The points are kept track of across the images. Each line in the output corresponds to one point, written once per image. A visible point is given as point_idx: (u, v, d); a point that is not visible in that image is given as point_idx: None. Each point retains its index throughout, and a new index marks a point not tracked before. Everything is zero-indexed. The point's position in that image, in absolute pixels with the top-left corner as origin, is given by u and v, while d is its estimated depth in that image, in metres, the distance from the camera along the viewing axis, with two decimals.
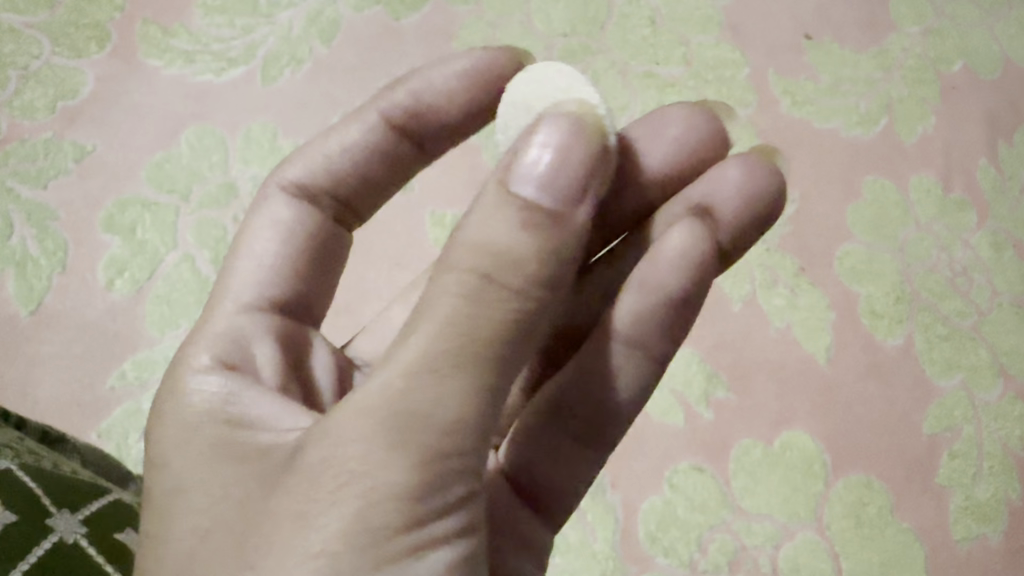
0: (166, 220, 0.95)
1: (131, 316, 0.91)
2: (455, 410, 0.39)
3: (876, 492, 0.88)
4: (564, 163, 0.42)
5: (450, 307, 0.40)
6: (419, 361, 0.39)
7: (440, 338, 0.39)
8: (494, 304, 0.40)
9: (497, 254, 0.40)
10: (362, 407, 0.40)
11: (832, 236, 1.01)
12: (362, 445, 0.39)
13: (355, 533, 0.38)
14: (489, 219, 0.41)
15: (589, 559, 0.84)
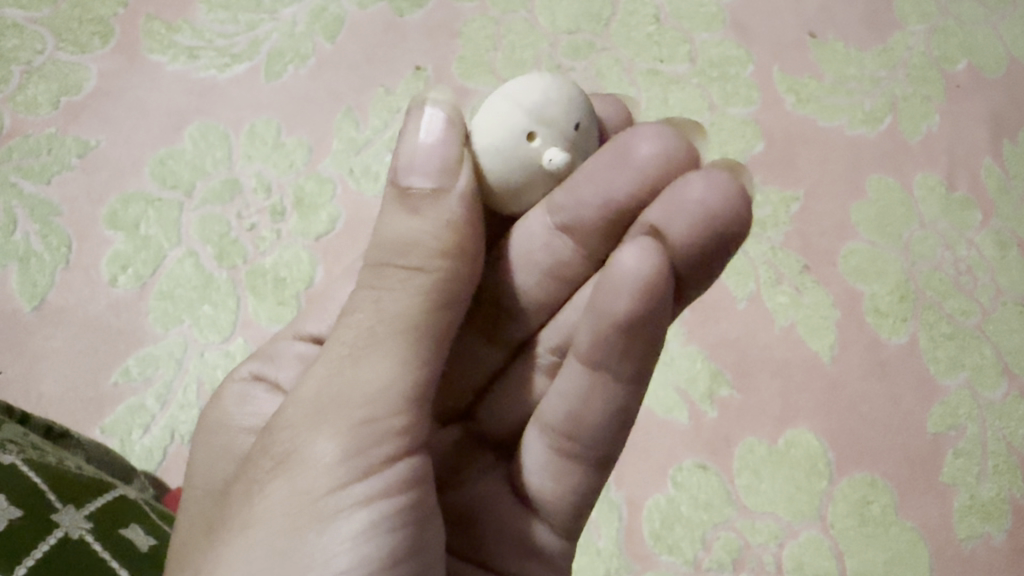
0: (170, 217, 0.95)
1: (135, 312, 0.91)
2: (368, 378, 0.46)
3: (881, 491, 0.88)
4: (442, 155, 0.50)
5: (366, 299, 0.49)
6: (342, 344, 0.48)
7: (358, 323, 0.48)
8: (399, 283, 0.48)
9: (398, 242, 0.48)
10: (299, 391, 0.48)
11: (837, 235, 1.01)
12: (295, 420, 0.47)
13: (289, 495, 0.45)
14: (390, 215, 0.50)
15: (593, 557, 0.84)
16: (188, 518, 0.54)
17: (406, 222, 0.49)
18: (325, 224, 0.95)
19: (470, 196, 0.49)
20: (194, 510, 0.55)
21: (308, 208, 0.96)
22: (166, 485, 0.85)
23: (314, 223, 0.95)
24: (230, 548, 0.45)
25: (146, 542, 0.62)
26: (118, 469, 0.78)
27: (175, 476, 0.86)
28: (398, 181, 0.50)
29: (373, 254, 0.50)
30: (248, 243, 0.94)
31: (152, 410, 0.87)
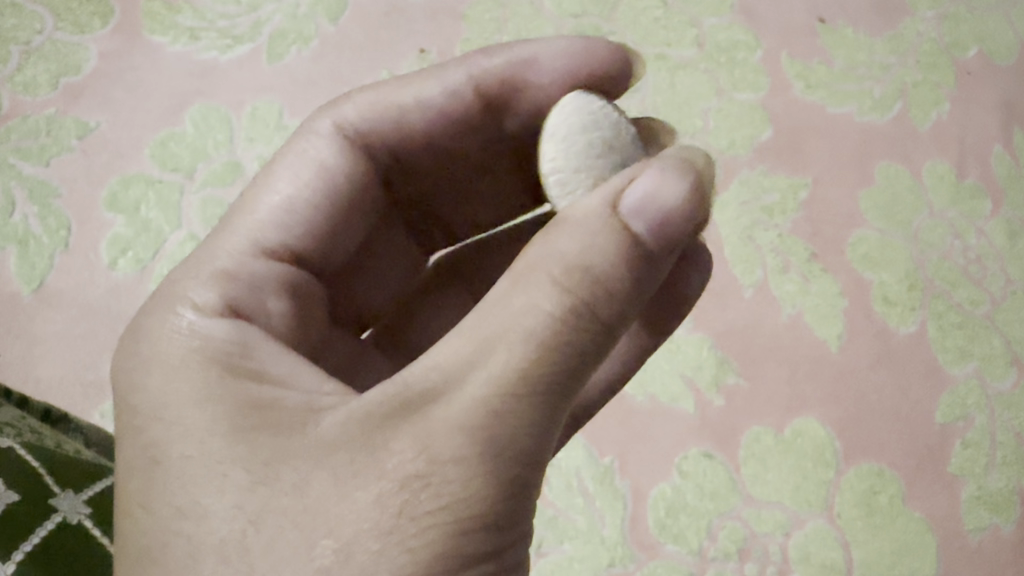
0: (171, 199, 0.94)
1: (135, 296, 0.90)
2: (542, 437, 0.42)
3: (888, 481, 0.87)
4: (671, 207, 0.44)
5: (538, 324, 0.42)
6: (516, 384, 0.41)
7: (531, 357, 0.41)
8: (585, 327, 0.42)
9: (592, 276, 0.43)
10: (451, 422, 0.41)
11: (844, 223, 1.00)
12: (458, 466, 0.40)
13: (443, 552, 0.40)
14: (581, 238, 0.44)
15: (598, 545, 0.82)
16: (188, 494, 0.44)
17: (597, 251, 0.43)
18: None
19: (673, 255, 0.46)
20: (190, 485, 0.44)
21: None
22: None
23: None
24: None
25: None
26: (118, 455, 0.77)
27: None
28: (623, 216, 0.44)
29: (540, 271, 0.43)
30: None
31: None
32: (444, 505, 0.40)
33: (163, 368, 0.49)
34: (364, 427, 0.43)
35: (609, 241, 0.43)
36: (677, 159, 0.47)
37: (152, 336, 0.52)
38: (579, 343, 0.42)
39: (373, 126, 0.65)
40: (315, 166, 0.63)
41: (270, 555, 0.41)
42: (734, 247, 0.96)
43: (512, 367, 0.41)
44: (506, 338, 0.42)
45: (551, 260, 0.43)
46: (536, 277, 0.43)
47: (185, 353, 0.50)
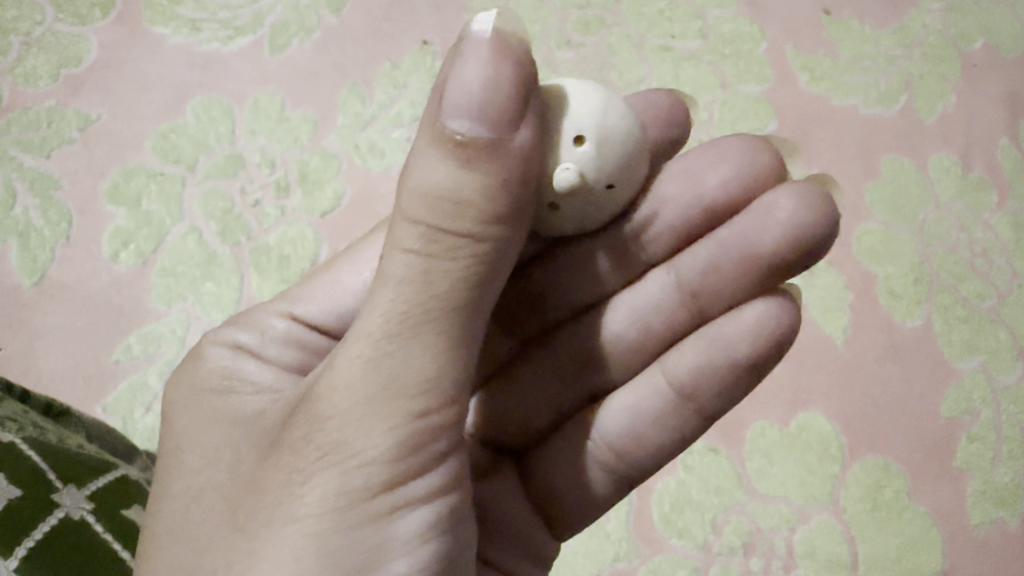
0: (172, 192, 0.93)
1: (136, 288, 0.90)
2: (429, 366, 0.43)
3: (893, 475, 0.86)
4: (495, 86, 0.43)
5: (402, 269, 0.43)
6: (381, 329, 0.43)
7: (401, 298, 0.43)
8: (449, 255, 0.43)
9: (443, 201, 0.43)
10: (332, 380, 0.44)
11: (850, 216, 0.99)
12: (335, 416, 0.43)
13: (335, 496, 0.43)
14: (426, 163, 0.43)
15: (602, 540, 0.82)
16: (170, 481, 0.52)
17: (443, 177, 0.43)
18: (330, 201, 0.94)
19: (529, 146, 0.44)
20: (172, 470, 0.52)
21: (313, 183, 0.95)
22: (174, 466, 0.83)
23: (319, 199, 0.94)
24: (271, 544, 0.43)
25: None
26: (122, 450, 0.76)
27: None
28: (443, 125, 0.43)
29: (409, 206, 0.43)
30: (252, 220, 0.92)
31: (154, 388, 0.85)
32: (327, 454, 0.43)
33: (182, 396, 0.57)
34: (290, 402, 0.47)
35: (444, 159, 0.43)
36: (507, 32, 0.44)
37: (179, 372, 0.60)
38: (454, 276, 0.43)
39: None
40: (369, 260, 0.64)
41: (205, 522, 0.47)
42: None
43: (381, 313, 0.43)
44: (378, 290, 0.44)
45: (405, 197, 0.44)
46: (401, 223, 0.44)
47: (201, 383, 0.57)
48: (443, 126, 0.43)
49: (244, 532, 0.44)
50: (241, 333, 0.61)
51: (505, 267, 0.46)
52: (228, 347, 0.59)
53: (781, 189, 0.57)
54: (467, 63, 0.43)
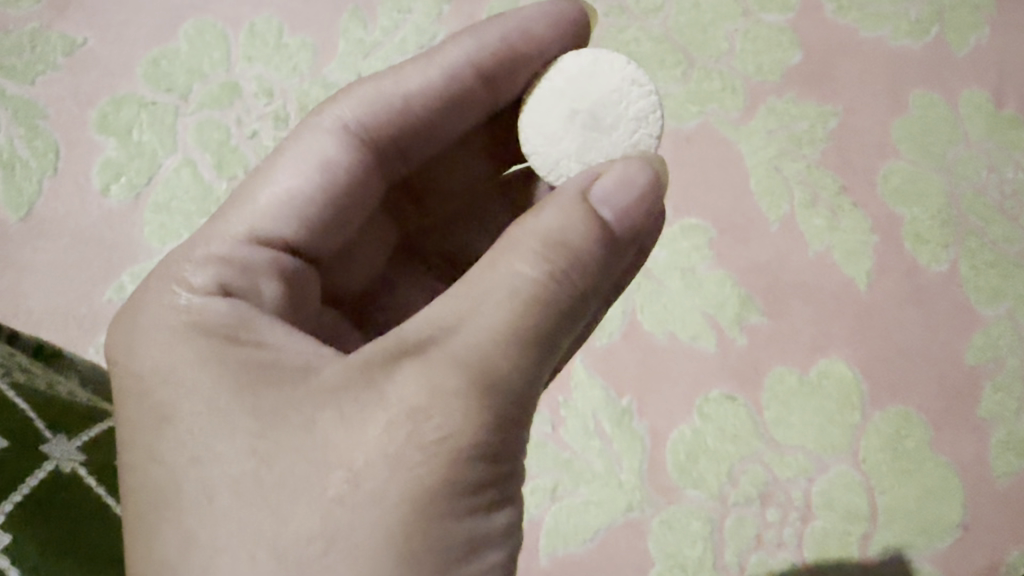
0: (165, 122, 0.88)
1: (129, 224, 0.85)
2: (525, 376, 0.46)
3: (914, 425, 0.83)
4: (640, 198, 0.52)
5: (518, 288, 0.46)
6: (499, 331, 0.45)
7: (522, 313, 0.46)
8: (564, 292, 0.47)
9: (570, 252, 0.48)
10: (443, 364, 0.45)
11: (875, 154, 0.96)
12: (451, 396, 0.44)
13: (441, 482, 0.43)
14: (562, 216, 0.49)
15: (615, 489, 0.79)
16: (196, 441, 0.45)
17: (574, 233, 0.48)
18: None
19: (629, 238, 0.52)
20: (197, 434, 0.46)
21: None
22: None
23: None
24: (374, 516, 0.42)
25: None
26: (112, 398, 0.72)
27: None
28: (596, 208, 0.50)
29: (526, 243, 0.48)
30: (249, 152, 0.88)
31: None
32: (444, 440, 0.43)
33: (159, 339, 0.50)
34: (360, 372, 0.46)
35: (582, 219, 0.49)
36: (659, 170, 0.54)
37: (148, 315, 0.51)
38: (557, 304, 0.47)
39: (379, 119, 0.62)
40: (312, 159, 0.59)
41: (287, 490, 0.43)
42: (760, 178, 0.92)
43: (495, 317, 0.46)
44: (487, 299, 0.46)
45: (530, 234, 0.48)
46: (514, 254, 0.47)
47: (181, 327, 0.50)
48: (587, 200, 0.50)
49: (342, 506, 0.43)
50: (200, 272, 0.53)
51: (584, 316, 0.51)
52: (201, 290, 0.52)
53: None
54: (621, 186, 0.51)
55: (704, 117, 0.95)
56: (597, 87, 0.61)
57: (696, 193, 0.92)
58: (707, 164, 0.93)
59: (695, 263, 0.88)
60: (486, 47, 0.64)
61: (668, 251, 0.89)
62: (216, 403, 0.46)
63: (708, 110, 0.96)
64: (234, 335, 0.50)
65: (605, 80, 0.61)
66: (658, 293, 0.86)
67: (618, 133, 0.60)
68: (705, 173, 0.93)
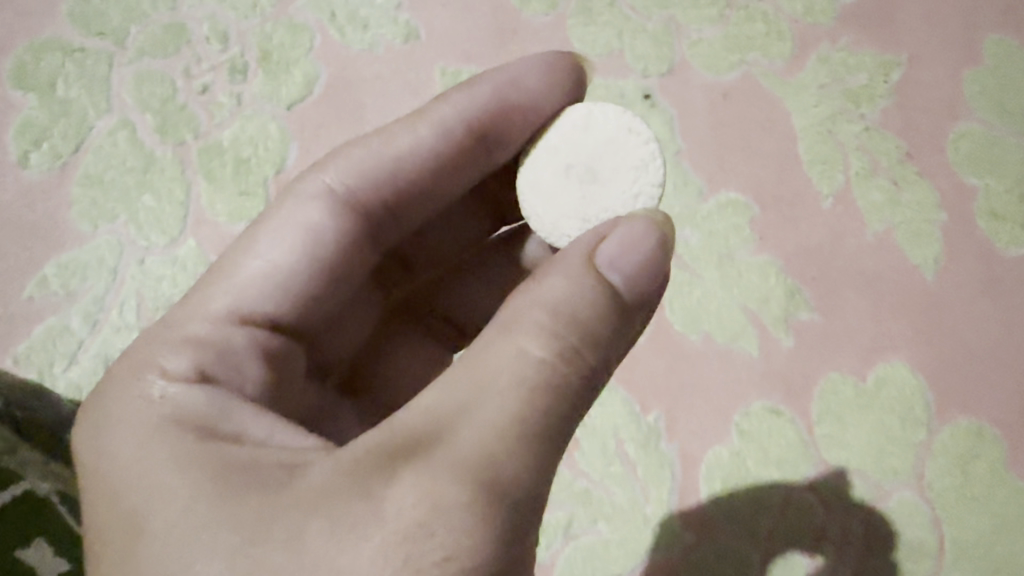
0: (97, 74, 0.75)
1: (53, 202, 0.72)
2: (536, 479, 0.35)
3: (988, 443, 0.70)
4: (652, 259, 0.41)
5: (528, 372, 0.36)
6: (509, 424, 0.35)
7: (530, 400, 0.35)
8: (576, 374, 0.37)
9: (580, 325, 0.37)
10: (449, 467, 0.34)
11: (944, 112, 0.80)
12: (457, 508, 0.33)
13: None
14: (562, 279, 0.39)
15: (640, 525, 0.68)
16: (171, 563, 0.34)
17: (586, 300, 0.38)
18: (300, 88, 0.77)
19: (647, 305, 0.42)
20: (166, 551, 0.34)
21: (277, 64, 0.77)
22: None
23: (285, 85, 0.77)
24: None
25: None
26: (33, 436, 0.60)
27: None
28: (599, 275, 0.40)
29: (530, 319, 0.37)
30: (200, 111, 0.75)
31: (79, 334, 0.69)
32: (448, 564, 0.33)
33: (132, 433, 0.39)
34: (349, 479, 0.34)
35: (586, 285, 0.39)
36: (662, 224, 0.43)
37: (120, 405, 0.41)
38: (574, 391, 0.37)
39: (372, 181, 0.52)
40: (302, 229, 0.49)
41: None
42: (809, 144, 0.78)
43: (501, 408, 0.35)
44: (490, 386, 0.36)
45: (535, 303, 0.38)
46: (517, 331, 0.37)
47: (160, 422, 0.39)
48: (591, 267, 0.39)
49: None
50: (178, 358, 0.43)
51: None
52: (180, 376, 0.42)
53: None
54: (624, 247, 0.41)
55: (744, 68, 0.80)
56: (590, 141, 0.50)
57: (736, 161, 0.78)
58: (749, 127, 0.79)
59: (734, 247, 0.75)
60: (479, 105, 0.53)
61: (702, 232, 0.75)
62: (194, 510, 0.35)
63: (749, 59, 0.81)
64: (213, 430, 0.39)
65: (601, 131, 0.51)
66: (690, 286, 0.74)
67: (618, 187, 0.49)
68: (747, 138, 0.79)
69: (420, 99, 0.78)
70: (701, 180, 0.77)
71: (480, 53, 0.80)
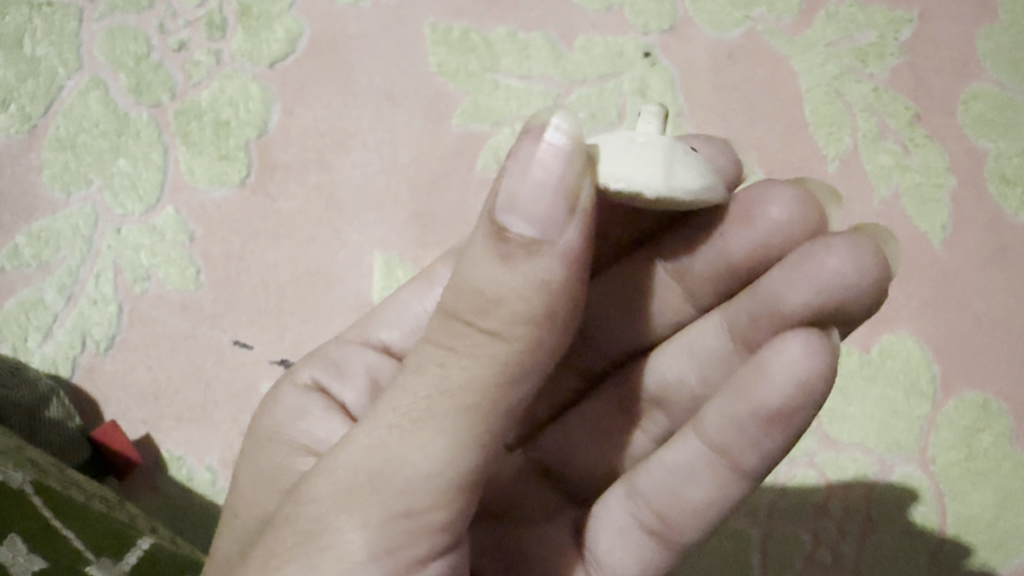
0: (66, 30, 0.74)
1: (24, 168, 0.72)
2: (423, 463, 0.34)
3: (993, 416, 0.69)
4: (552, 190, 0.34)
5: (432, 361, 0.36)
6: (398, 416, 0.35)
7: (423, 386, 0.35)
8: (473, 352, 0.35)
9: (478, 297, 0.34)
10: (346, 464, 0.36)
11: (955, 72, 0.77)
12: (350, 498, 0.35)
13: None
14: (474, 255, 0.35)
15: None
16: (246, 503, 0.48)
17: (493, 275, 0.34)
18: (283, 44, 0.75)
19: (577, 255, 0.34)
20: (246, 502, 0.48)
21: (257, 19, 0.75)
22: (95, 411, 0.68)
23: (266, 41, 0.75)
24: None
25: (28, 570, 0.48)
26: (12, 418, 0.60)
27: (110, 397, 0.68)
28: (496, 224, 0.35)
29: (448, 301, 0.36)
30: (176, 70, 0.73)
31: (55, 307, 0.68)
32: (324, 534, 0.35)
33: (269, 417, 0.52)
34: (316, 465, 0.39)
35: (489, 260, 0.35)
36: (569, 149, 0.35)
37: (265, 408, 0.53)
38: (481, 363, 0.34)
39: None
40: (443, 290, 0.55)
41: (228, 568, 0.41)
42: (816, 105, 0.75)
43: (397, 405, 0.36)
44: (404, 383, 0.36)
45: (454, 279, 0.36)
46: (436, 318, 0.36)
47: (287, 415, 0.51)
48: (491, 218, 0.35)
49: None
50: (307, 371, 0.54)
51: (554, 352, 0.36)
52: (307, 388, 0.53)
53: (830, 240, 0.43)
54: (521, 166, 0.35)
55: (749, 25, 0.77)
56: None
57: (740, 124, 0.75)
58: (753, 88, 0.76)
59: None
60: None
61: None
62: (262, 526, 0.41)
63: (754, 15, 0.77)
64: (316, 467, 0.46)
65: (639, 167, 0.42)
66: None
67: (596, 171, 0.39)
68: (751, 101, 0.75)
69: (408, 58, 0.75)
70: None
71: (472, 6, 0.76)
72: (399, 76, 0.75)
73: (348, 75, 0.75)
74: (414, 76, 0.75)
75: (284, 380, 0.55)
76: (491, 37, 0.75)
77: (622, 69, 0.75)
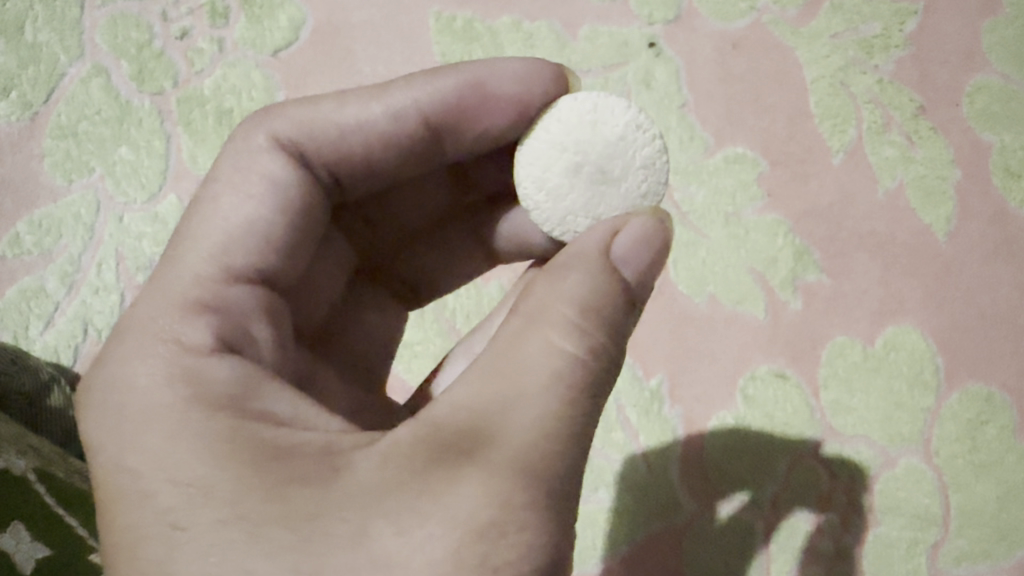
0: (67, 17, 0.73)
1: (25, 155, 0.71)
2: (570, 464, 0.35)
3: (997, 408, 0.68)
4: (644, 243, 0.39)
5: (564, 367, 0.35)
6: (548, 424, 0.34)
7: (560, 398, 0.35)
8: (598, 369, 0.36)
9: (598, 317, 0.37)
10: (504, 465, 0.33)
11: (962, 63, 0.76)
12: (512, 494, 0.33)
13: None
14: (581, 277, 0.37)
15: (641, 494, 0.67)
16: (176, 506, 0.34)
17: (607, 299, 0.37)
18: (286, 33, 0.74)
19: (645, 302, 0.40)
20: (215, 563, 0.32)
21: (260, 7, 0.74)
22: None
23: (270, 29, 0.74)
24: None
25: (32, 557, 0.54)
26: (13, 405, 0.59)
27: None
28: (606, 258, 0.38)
29: (554, 314, 0.36)
30: (178, 58, 0.73)
31: (56, 295, 0.68)
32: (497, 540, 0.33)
33: (145, 362, 0.38)
34: (394, 473, 0.34)
35: (605, 285, 0.37)
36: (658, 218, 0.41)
37: (134, 395, 0.37)
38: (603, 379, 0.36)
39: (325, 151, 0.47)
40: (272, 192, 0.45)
41: None
42: (820, 96, 0.75)
43: (537, 414, 0.34)
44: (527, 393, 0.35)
45: (553, 298, 0.37)
46: (538, 334, 0.36)
47: (190, 409, 0.36)
48: (604, 258, 0.38)
49: None
50: (196, 334, 0.39)
51: None
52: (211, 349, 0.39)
53: None
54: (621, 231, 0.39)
55: (754, 15, 0.76)
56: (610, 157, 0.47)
57: (745, 115, 0.75)
58: (759, 79, 0.75)
59: (740, 206, 0.72)
60: (439, 99, 0.49)
61: (709, 189, 0.73)
62: (243, 509, 0.33)
63: (760, 6, 0.77)
64: (247, 409, 0.37)
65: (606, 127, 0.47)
66: (696, 245, 0.71)
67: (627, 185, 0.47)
68: (756, 92, 0.75)
69: (411, 47, 0.75)
70: (707, 133, 0.74)
71: None
72: (401, 66, 0.75)
73: (349, 64, 0.74)
74: (416, 66, 0.74)
75: (142, 324, 0.40)
76: (495, 26, 0.75)
77: (626, 58, 0.75)
